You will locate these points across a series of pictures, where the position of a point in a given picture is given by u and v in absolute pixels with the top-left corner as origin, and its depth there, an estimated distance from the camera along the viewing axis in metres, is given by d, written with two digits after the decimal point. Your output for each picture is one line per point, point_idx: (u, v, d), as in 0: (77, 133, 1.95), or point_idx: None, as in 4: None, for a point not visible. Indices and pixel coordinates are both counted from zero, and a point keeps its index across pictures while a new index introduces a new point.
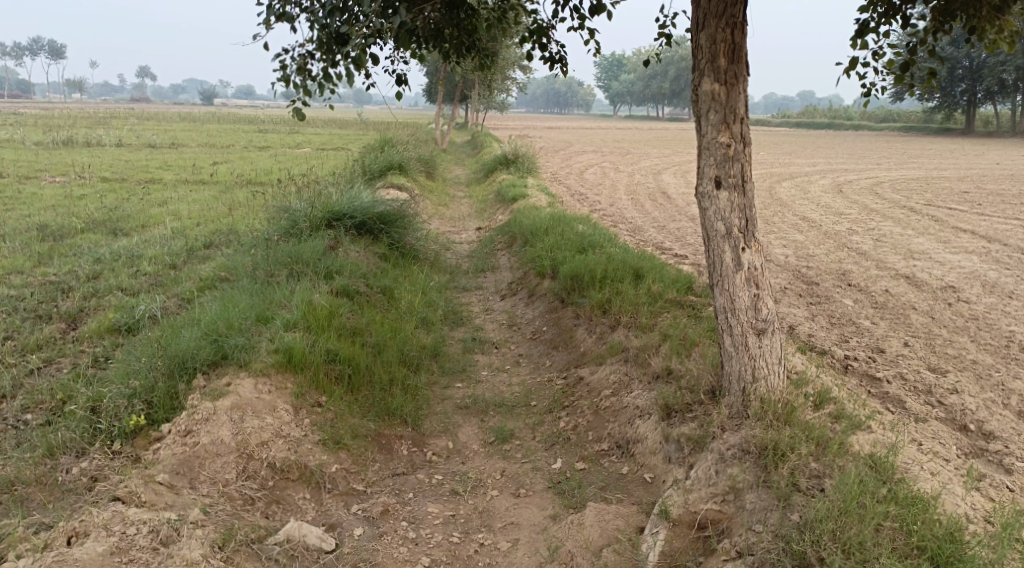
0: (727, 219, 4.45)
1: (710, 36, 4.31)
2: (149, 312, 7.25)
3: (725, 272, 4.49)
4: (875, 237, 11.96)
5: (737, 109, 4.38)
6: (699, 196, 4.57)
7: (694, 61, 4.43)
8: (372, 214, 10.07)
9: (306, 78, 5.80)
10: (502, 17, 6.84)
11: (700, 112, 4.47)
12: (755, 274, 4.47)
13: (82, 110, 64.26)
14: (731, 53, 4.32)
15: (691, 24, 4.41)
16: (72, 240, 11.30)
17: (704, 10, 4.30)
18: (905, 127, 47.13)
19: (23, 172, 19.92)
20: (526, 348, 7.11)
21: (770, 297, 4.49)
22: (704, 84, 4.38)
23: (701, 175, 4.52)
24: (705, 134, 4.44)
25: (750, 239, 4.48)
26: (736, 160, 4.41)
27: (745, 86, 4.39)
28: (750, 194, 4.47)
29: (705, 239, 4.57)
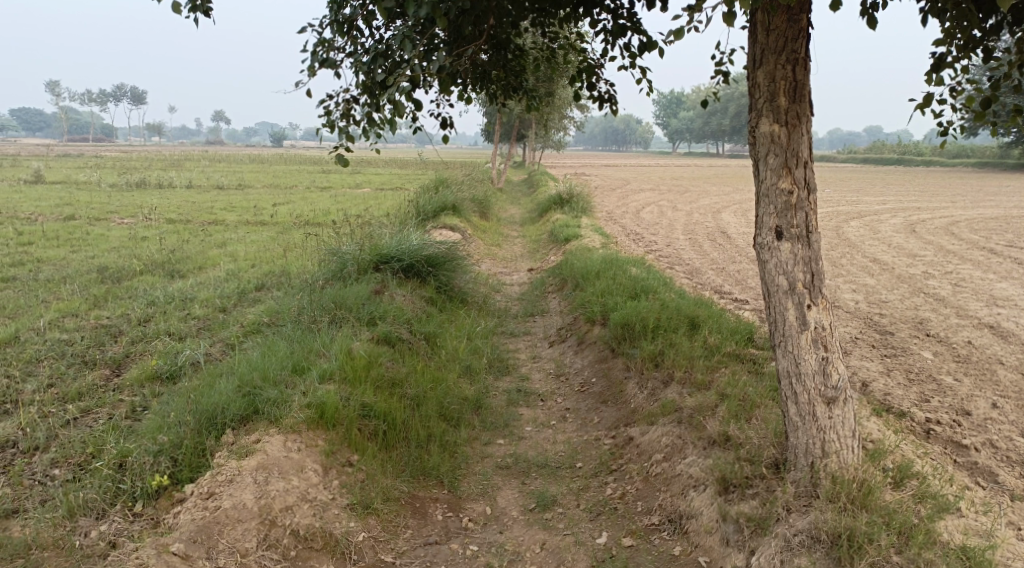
0: (790, 274, 4.05)
1: (769, 73, 3.97)
2: (191, 358, 7.13)
3: (788, 332, 4.08)
4: (952, 282, 11.30)
5: (799, 152, 4.01)
6: (757, 247, 4.19)
7: (751, 100, 4.09)
8: (420, 256, 9.88)
9: (349, 122, 5.63)
10: (551, 57, 6.60)
11: (758, 156, 4.11)
12: (823, 335, 4.05)
13: (157, 152, 66.85)
14: (793, 92, 3.97)
15: (747, 61, 4.09)
16: (129, 282, 11.41)
17: (761, 46, 3.97)
18: (980, 163, 45.51)
19: (93, 213, 20.50)
20: (574, 401, 6.75)
21: (839, 360, 4.07)
22: (762, 125, 4.03)
23: (760, 224, 4.14)
24: (764, 180, 4.07)
25: (816, 295, 4.06)
26: (799, 209, 4.03)
27: (809, 127, 4.02)
28: (816, 245, 4.07)
29: (765, 295, 4.17)
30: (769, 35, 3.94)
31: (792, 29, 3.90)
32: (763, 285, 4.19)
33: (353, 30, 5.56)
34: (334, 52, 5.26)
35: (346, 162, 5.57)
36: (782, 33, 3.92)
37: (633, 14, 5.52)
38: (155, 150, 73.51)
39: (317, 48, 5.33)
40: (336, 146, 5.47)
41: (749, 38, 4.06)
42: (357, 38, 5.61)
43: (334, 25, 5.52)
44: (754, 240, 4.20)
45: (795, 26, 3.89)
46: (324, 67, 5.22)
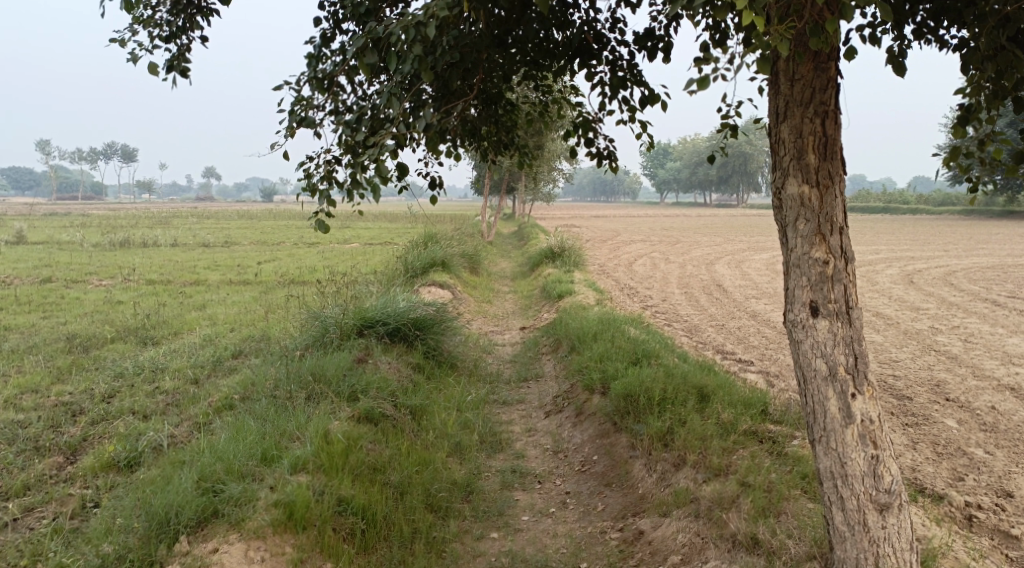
0: (829, 357, 3.56)
1: (795, 128, 3.52)
2: (153, 442, 6.54)
3: (830, 426, 3.58)
4: (963, 337, 10.82)
5: (833, 217, 3.54)
6: (787, 327, 3.71)
7: (774, 158, 3.64)
8: (407, 319, 9.32)
9: (330, 184, 5.14)
10: (545, 111, 6.14)
11: (785, 220, 3.64)
12: (871, 429, 3.56)
13: (146, 209, 66.72)
14: (823, 148, 3.51)
15: (768, 115, 3.65)
16: (98, 351, 10.80)
17: (785, 98, 3.52)
18: (966, 211, 45.66)
19: (72, 275, 19.94)
20: (574, 484, 6.15)
21: (891, 457, 3.56)
22: (789, 186, 3.56)
23: (791, 298, 3.65)
24: (795, 247, 3.60)
25: (860, 382, 3.57)
26: (836, 281, 3.55)
27: (841, 188, 3.56)
28: (856, 323, 3.58)
29: (801, 379, 3.68)
30: (794, 86, 3.49)
31: (821, 78, 3.46)
32: (798, 369, 3.69)
33: (333, 87, 5.11)
34: (312, 111, 4.80)
35: (329, 227, 5.05)
36: (809, 83, 3.47)
37: (633, 65, 5.09)
38: (143, 207, 73.36)
39: (294, 106, 4.92)
40: (317, 212, 4.98)
41: (770, 90, 3.62)
42: (338, 95, 5.16)
43: (313, 82, 5.07)
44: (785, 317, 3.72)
45: (823, 75, 3.46)
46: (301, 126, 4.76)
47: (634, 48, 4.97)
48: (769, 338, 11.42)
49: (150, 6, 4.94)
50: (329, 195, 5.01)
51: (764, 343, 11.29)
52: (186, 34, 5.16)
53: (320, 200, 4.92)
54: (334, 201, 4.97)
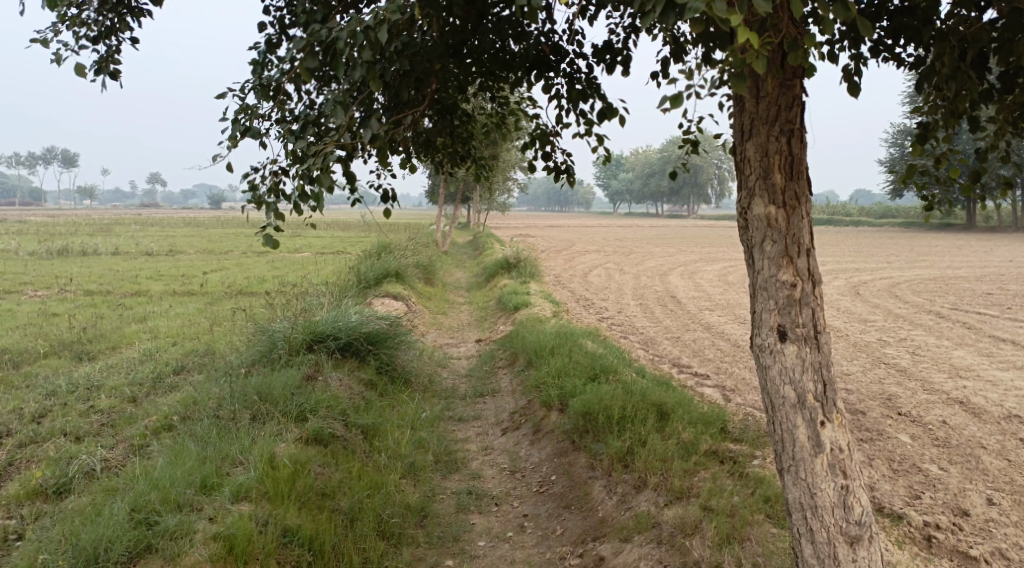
0: (798, 384, 3.47)
1: (760, 146, 3.40)
2: (85, 467, 6.17)
3: (799, 455, 3.49)
4: (912, 350, 10.95)
5: (801, 239, 3.44)
6: (754, 353, 3.61)
7: (739, 177, 3.52)
8: (358, 333, 9.02)
9: (277, 196, 4.91)
10: (501, 124, 5.95)
11: (751, 241, 3.53)
12: (841, 459, 3.48)
13: (86, 216, 64.79)
14: (790, 168, 3.40)
15: (733, 132, 3.53)
16: (31, 367, 10.26)
17: (750, 114, 3.40)
18: (907, 223, 46.94)
19: (5, 285, 19.08)
20: (532, 505, 5.95)
21: (861, 487, 3.50)
22: (755, 206, 3.45)
23: (758, 322, 3.54)
24: (762, 269, 3.49)
25: (829, 409, 3.49)
26: (803, 305, 3.45)
27: (808, 209, 3.47)
28: (825, 347, 3.49)
29: (769, 407, 3.58)
30: (760, 103, 3.37)
31: (787, 95, 3.35)
32: (766, 396, 3.59)
33: (278, 95, 4.87)
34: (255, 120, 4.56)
35: (275, 242, 4.80)
36: (774, 100, 3.35)
37: (591, 78, 4.93)
38: (84, 214, 71.20)
39: (236, 115, 4.68)
40: (263, 224, 4.73)
41: (735, 107, 3.51)
42: (285, 104, 4.93)
43: (257, 90, 4.83)
44: (752, 342, 3.62)
45: (788, 93, 3.35)
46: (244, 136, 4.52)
47: (592, 61, 4.82)
48: (724, 351, 11.38)
49: (76, 4, 4.63)
50: (276, 207, 4.76)
51: (719, 356, 11.26)
52: (116, 35, 4.87)
53: (266, 213, 4.68)
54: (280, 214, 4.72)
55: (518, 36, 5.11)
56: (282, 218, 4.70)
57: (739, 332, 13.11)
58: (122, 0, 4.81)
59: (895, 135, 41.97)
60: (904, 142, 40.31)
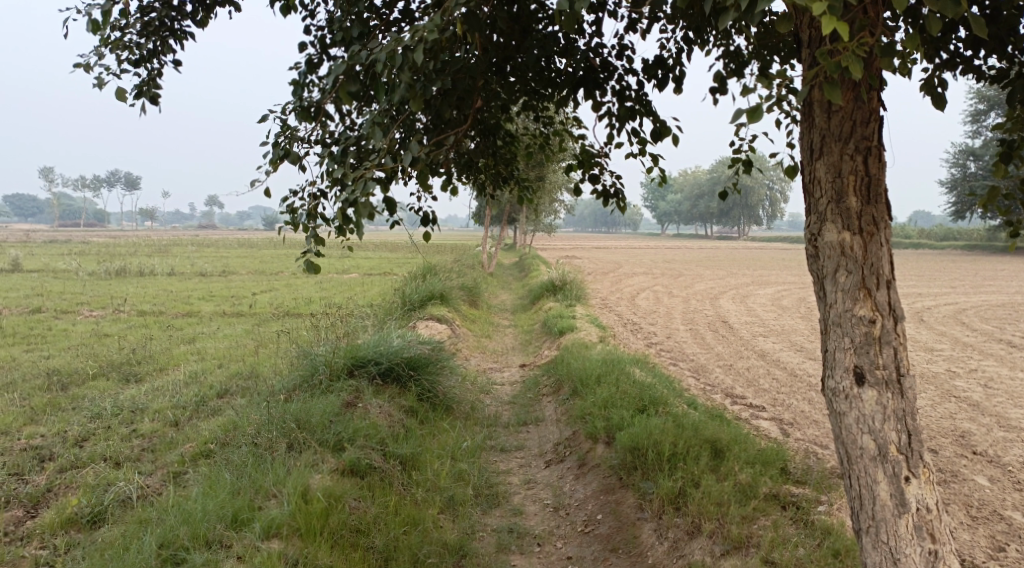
0: (880, 435, 3.24)
1: (832, 165, 3.18)
2: (122, 494, 6.07)
3: (881, 514, 3.26)
4: (983, 382, 10.33)
5: (879, 269, 3.21)
6: (827, 396, 3.40)
7: (809, 200, 3.30)
8: (400, 359, 8.84)
9: (318, 220, 4.75)
10: (546, 144, 5.72)
11: (823, 271, 3.31)
12: (928, 519, 3.24)
13: (145, 236, 66.49)
14: (866, 190, 3.18)
15: (802, 152, 3.31)
16: (77, 389, 10.30)
17: (821, 131, 3.19)
18: (970, 246, 45.29)
19: (62, 305, 19.45)
20: (577, 546, 5.66)
21: (951, 552, 3.23)
22: (827, 232, 3.24)
23: (832, 362, 3.33)
24: (835, 303, 3.27)
25: (915, 463, 3.25)
26: (884, 344, 3.22)
27: (886, 236, 3.24)
28: (908, 393, 3.26)
29: (845, 457, 3.36)
30: (831, 118, 3.16)
31: (861, 110, 3.13)
32: (841, 445, 3.37)
33: (322, 116, 4.75)
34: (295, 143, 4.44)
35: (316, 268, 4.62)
36: (848, 115, 3.13)
37: (642, 95, 4.68)
38: (143, 234, 73.07)
39: (278, 138, 4.57)
40: (302, 250, 4.56)
41: (804, 125, 3.30)
42: (326, 125, 4.80)
43: (298, 112, 4.72)
44: (824, 383, 3.40)
45: (864, 107, 3.12)
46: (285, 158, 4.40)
47: (643, 77, 4.58)
48: (780, 381, 10.90)
49: (118, 27, 4.56)
50: (315, 231, 4.59)
51: (775, 385, 10.79)
52: (157, 57, 4.79)
53: (305, 239, 4.53)
54: (319, 239, 4.56)
55: (565, 52, 4.91)
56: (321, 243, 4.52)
57: (795, 360, 12.59)
58: (165, 22, 4.74)
59: (956, 155, 40.67)
60: (966, 162, 39.03)
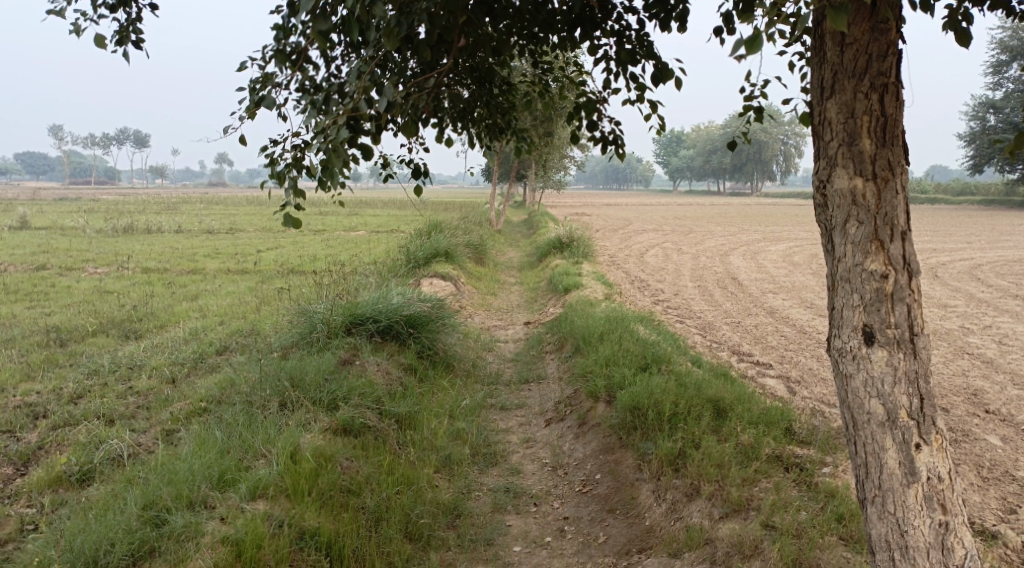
0: (889, 399, 3.04)
1: (845, 105, 2.93)
2: (112, 452, 5.97)
3: (888, 484, 3.07)
4: (997, 339, 10.09)
5: (894, 219, 2.98)
6: (833, 356, 3.19)
7: (818, 144, 3.06)
8: (399, 316, 8.66)
9: (300, 172, 4.51)
10: (544, 92, 5.44)
11: (832, 222, 3.08)
12: (940, 489, 3.04)
13: (154, 194, 66.45)
14: (881, 131, 2.93)
15: (812, 92, 3.06)
16: (77, 346, 10.22)
17: (833, 67, 2.93)
18: (987, 201, 44.53)
19: (68, 262, 19.37)
20: (574, 507, 5.53)
21: (963, 524, 3.05)
22: (837, 179, 3.00)
23: (839, 322, 3.11)
24: (844, 257, 3.04)
25: (927, 430, 3.05)
26: (897, 301, 3.00)
27: (902, 184, 3.00)
28: (921, 354, 3.05)
29: (850, 422, 3.16)
30: (845, 53, 2.90)
31: (879, 43, 2.87)
32: (847, 410, 3.18)
33: (304, 61, 4.49)
34: (272, 89, 4.19)
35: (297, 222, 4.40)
36: (863, 48, 2.87)
37: (643, 35, 4.38)
38: (153, 192, 73.10)
39: (255, 84, 4.32)
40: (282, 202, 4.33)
41: (814, 63, 3.04)
42: (307, 70, 4.55)
43: (278, 57, 4.47)
44: (830, 343, 3.19)
45: (882, 39, 2.86)
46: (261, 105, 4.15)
47: (645, 15, 4.28)
48: (788, 338, 10.70)
49: None
50: (296, 183, 4.36)
51: (783, 342, 10.58)
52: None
53: (284, 191, 4.29)
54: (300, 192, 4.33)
55: None
56: (302, 195, 4.28)
57: (805, 317, 12.38)
58: None
59: (976, 107, 39.80)
60: (986, 116, 38.21)
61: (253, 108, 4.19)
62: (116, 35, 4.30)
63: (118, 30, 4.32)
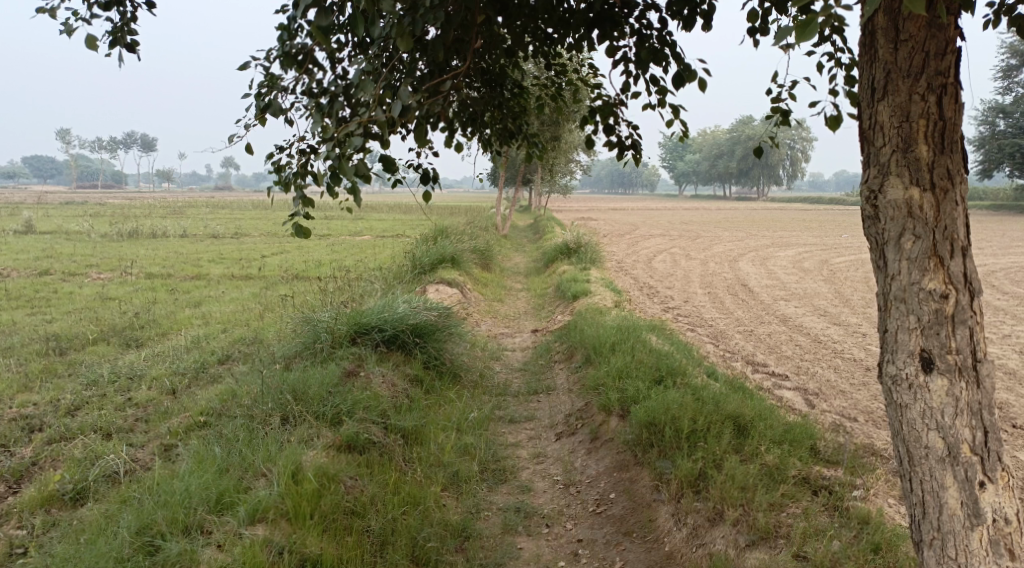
0: (951, 433, 2.83)
1: (898, 108, 2.75)
2: (108, 469, 5.76)
3: (949, 525, 2.85)
4: (1019, 349, 9.81)
5: (953, 233, 2.78)
6: (885, 385, 2.99)
7: (868, 150, 2.87)
8: (405, 325, 8.43)
9: (307, 179, 4.31)
10: (559, 94, 5.26)
11: (885, 235, 2.88)
12: (1006, 533, 2.83)
13: (159, 198, 66.68)
14: (939, 136, 2.74)
15: (862, 94, 2.88)
16: (76, 354, 10.02)
17: (886, 66, 2.75)
18: (995, 206, 44.20)
19: (71, 268, 19.22)
20: (589, 528, 5.28)
21: None
22: (891, 189, 2.81)
23: (894, 347, 2.90)
24: (899, 274, 2.84)
25: (992, 468, 2.84)
26: (958, 324, 2.80)
27: (962, 195, 2.80)
28: (984, 384, 2.84)
29: (905, 457, 2.95)
30: (899, 51, 2.72)
31: (937, 40, 2.68)
32: (901, 444, 2.96)
33: (308, 63, 4.29)
34: (279, 94, 4.01)
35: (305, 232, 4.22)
36: (920, 46, 2.69)
37: (666, 35, 4.18)
38: (159, 197, 73.30)
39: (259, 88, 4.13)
40: (291, 211, 4.14)
41: (864, 64, 2.86)
42: (312, 73, 4.35)
43: (283, 59, 4.29)
44: (883, 370, 2.98)
45: (939, 36, 2.68)
46: (265, 111, 3.96)
47: (668, 14, 4.06)
48: (803, 348, 10.44)
49: None
50: (303, 191, 4.17)
51: (798, 351, 10.32)
52: None
53: (292, 200, 4.11)
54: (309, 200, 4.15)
55: None
56: (310, 204, 4.10)
57: (819, 325, 12.11)
58: None
59: (985, 111, 39.51)
60: (994, 120, 37.95)
61: (259, 114, 4.01)
62: (110, 37, 4.07)
63: (111, 31, 4.09)
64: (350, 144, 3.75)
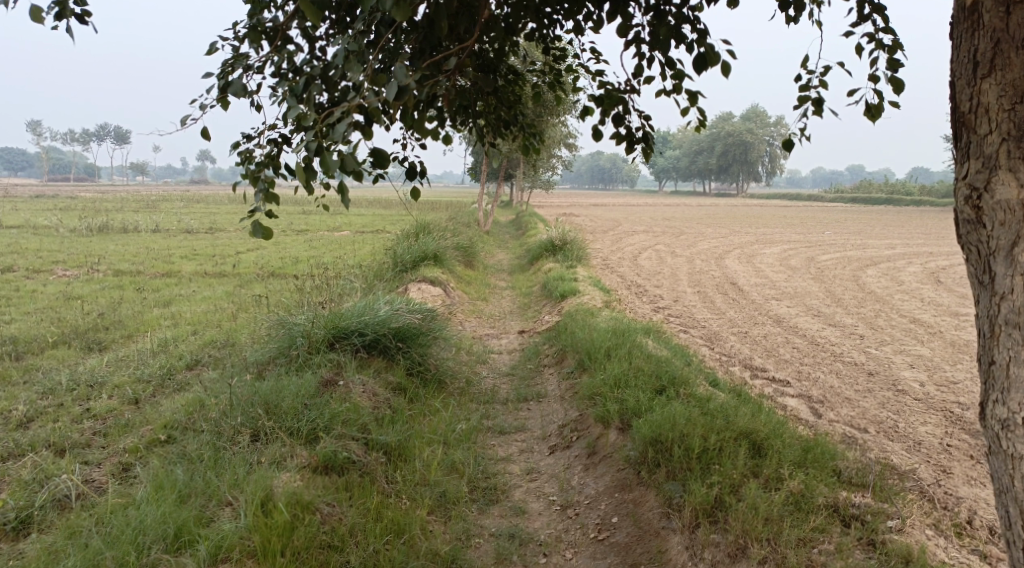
0: None
1: (1012, 83, 2.87)
2: (58, 493, 5.20)
3: None
4: None
5: None
6: (991, 430, 3.03)
7: (969, 138, 2.99)
8: (387, 329, 7.91)
9: (275, 171, 3.89)
10: (556, 82, 4.83)
11: (993, 246, 2.96)
12: None
13: (133, 191, 65.51)
14: None
15: (962, 69, 3.00)
16: (35, 359, 9.40)
17: (996, 35, 2.88)
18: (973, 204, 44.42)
19: (36, 263, 18.45)
20: (590, 559, 4.82)
21: None
22: (1002, 187, 2.91)
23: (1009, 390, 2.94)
24: (1011, 293, 2.90)
25: None
26: None
27: None
28: None
29: (1018, 517, 2.97)
30: (1011, 18, 2.87)
31: None
32: (1012, 503, 2.99)
33: (281, 41, 3.86)
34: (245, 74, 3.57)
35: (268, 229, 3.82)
36: None
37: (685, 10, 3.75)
38: (134, 189, 72.11)
39: (224, 68, 3.71)
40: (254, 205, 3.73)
41: (964, 34, 2.98)
42: (283, 52, 3.93)
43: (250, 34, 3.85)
44: (986, 415, 3.04)
45: None
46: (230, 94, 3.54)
47: None
48: (801, 351, 10.01)
49: None
50: (268, 182, 3.75)
51: (797, 354, 9.92)
52: None
53: (254, 196, 3.67)
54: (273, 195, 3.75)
55: None
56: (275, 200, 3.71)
57: (814, 326, 11.72)
58: None
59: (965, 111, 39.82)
60: None
61: (220, 95, 3.58)
62: (55, 7, 3.50)
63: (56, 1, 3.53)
64: (336, 135, 3.34)
